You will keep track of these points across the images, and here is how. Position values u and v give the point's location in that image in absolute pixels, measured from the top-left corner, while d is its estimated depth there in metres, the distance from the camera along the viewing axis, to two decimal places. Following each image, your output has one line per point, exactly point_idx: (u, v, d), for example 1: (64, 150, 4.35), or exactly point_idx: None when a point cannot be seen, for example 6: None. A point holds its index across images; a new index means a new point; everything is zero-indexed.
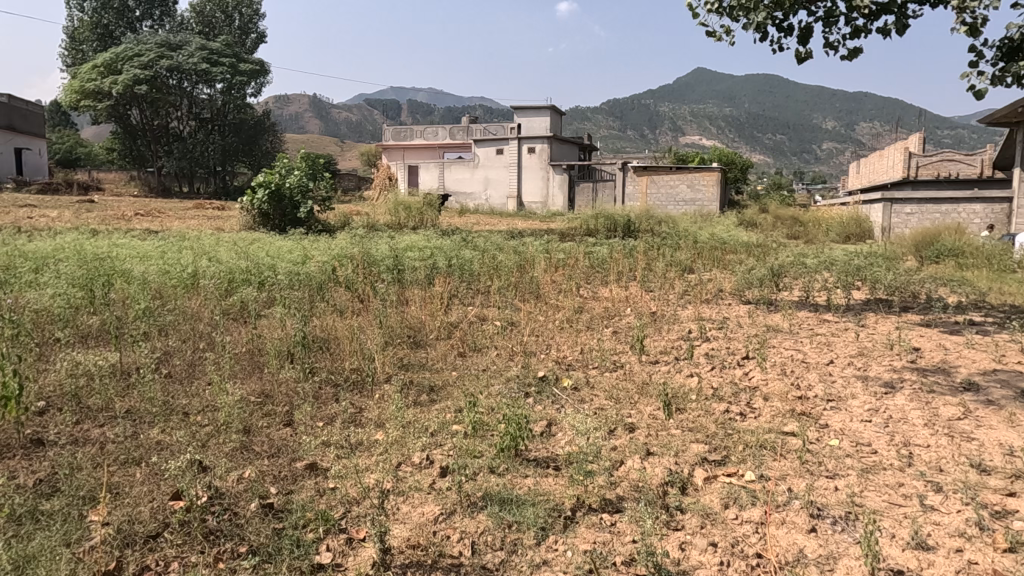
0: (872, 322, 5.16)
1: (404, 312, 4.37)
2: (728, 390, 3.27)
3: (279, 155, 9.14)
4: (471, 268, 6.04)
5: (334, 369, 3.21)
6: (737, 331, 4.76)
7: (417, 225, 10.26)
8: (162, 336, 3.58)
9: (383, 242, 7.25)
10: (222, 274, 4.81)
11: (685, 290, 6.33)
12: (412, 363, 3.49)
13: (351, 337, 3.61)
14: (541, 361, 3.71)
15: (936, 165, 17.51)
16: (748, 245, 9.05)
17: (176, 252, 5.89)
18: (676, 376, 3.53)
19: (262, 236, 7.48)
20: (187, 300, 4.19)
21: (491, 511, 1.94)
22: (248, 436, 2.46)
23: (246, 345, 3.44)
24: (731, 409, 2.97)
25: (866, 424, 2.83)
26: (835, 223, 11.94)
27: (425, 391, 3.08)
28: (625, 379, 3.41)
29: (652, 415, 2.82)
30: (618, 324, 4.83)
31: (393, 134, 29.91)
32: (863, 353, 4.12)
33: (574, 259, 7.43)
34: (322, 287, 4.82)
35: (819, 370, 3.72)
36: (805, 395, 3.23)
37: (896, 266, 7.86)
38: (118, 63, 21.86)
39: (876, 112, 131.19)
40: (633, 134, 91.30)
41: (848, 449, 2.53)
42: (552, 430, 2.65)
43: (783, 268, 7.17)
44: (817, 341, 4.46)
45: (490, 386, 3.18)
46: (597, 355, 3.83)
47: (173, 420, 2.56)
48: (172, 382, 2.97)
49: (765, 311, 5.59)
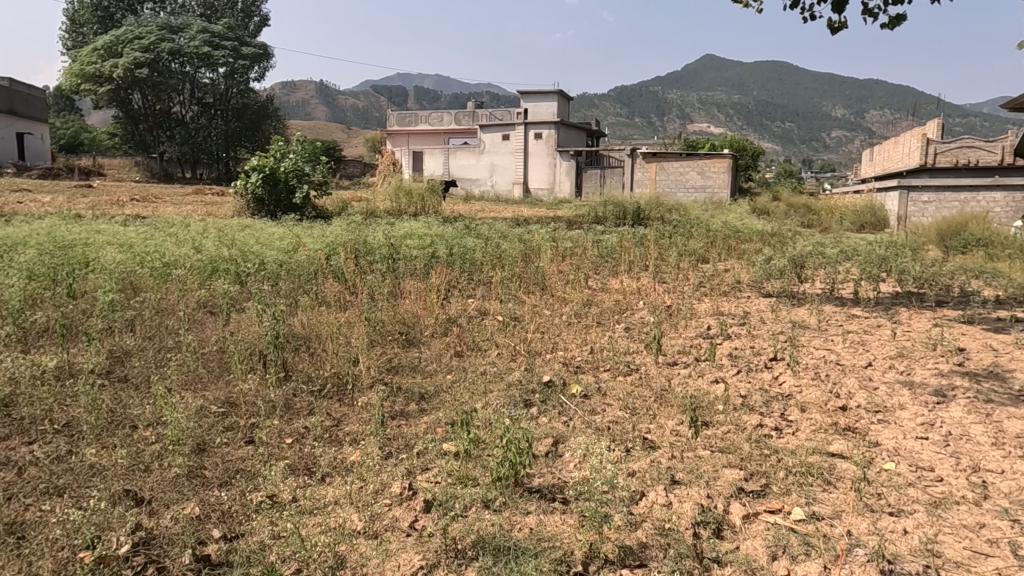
0: (905, 318, 4.75)
1: (396, 306, 4.00)
2: (759, 398, 2.88)
3: (273, 137, 8.74)
4: (473, 257, 5.66)
5: (311, 373, 2.85)
6: (761, 328, 4.36)
7: (418, 212, 9.87)
8: (123, 333, 3.24)
9: (381, 229, 6.87)
10: (201, 263, 4.45)
11: (701, 282, 5.94)
12: (402, 365, 3.12)
13: (336, 338, 3.24)
14: (548, 363, 3.33)
15: (954, 152, 16.63)
16: (762, 233, 8.62)
17: (160, 239, 5.52)
18: (698, 381, 3.14)
19: (255, 222, 7.13)
20: (162, 291, 3.85)
21: (483, 565, 1.57)
22: (201, 458, 2.10)
23: (214, 343, 3.09)
24: (765, 423, 2.58)
25: (924, 443, 2.44)
26: (848, 212, 11.52)
27: (413, 400, 2.71)
28: (639, 385, 3.02)
29: (673, 430, 2.44)
30: (630, 320, 4.44)
31: (397, 120, 29.42)
32: (904, 354, 3.71)
33: (582, 248, 7.05)
34: (310, 279, 4.45)
35: (858, 374, 3.32)
36: (847, 405, 2.85)
37: (920, 257, 7.44)
38: (118, 46, 21.47)
39: (888, 99, 129.28)
40: (639, 122, 90.50)
41: (908, 476, 2.14)
42: (559, 450, 2.27)
43: (803, 258, 6.74)
44: (848, 339, 4.06)
45: (488, 394, 2.81)
46: (608, 356, 3.45)
47: (114, 436, 2.21)
48: (124, 389, 2.62)
49: (788, 304, 5.19)
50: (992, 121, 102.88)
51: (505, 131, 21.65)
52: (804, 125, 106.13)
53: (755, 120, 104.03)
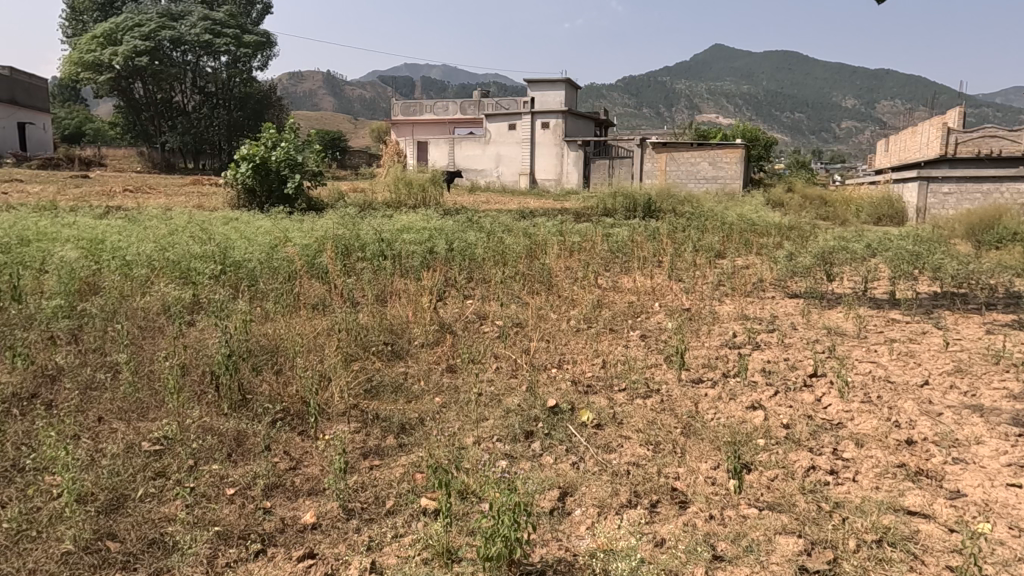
0: (952, 323, 4.26)
1: (383, 312, 3.56)
2: (805, 429, 2.42)
3: (264, 125, 8.24)
4: (473, 253, 5.20)
5: (270, 399, 2.41)
6: (793, 335, 3.88)
7: (418, 203, 9.42)
8: (58, 347, 2.79)
9: (376, 222, 6.41)
10: (169, 261, 4.00)
11: (721, 281, 5.46)
12: (384, 385, 2.69)
13: (306, 354, 2.78)
14: (553, 381, 2.88)
15: (976, 141, 15.95)
16: (780, 226, 8.13)
17: (134, 233, 5.07)
18: (729, 405, 2.67)
19: (241, 215, 6.66)
20: (119, 294, 3.41)
21: None
22: (111, 519, 1.66)
23: (158, 358, 2.64)
24: (818, 465, 2.14)
25: (1020, 494, 1.96)
26: (865, 203, 10.99)
27: (391, 432, 2.28)
28: (662, 411, 2.56)
29: (708, 477, 1.98)
30: (647, 325, 3.98)
31: (402, 109, 28.90)
32: (963, 369, 3.23)
33: (591, 242, 6.55)
34: (291, 280, 4.00)
35: (915, 396, 2.85)
36: (910, 437, 2.38)
37: (954, 252, 6.95)
38: (118, 33, 20.98)
39: (899, 89, 127.51)
40: (647, 112, 89.68)
41: (1014, 548, 1.67)
42: (568, 507, 1.83)
43: (830, 254, 6.23)
44: (894, 350, 3.57)
45: (480, 426, 2.35)
46: (625, 372, 3.00)
47: (7, 489, 1.77)
48: (40, 419, 2.18)
49: (820, 307, 4.70)
50: (1007, 112, 101.35)
51: (511, 121, 21.13)
52: (813, 115, 104.95)
53: (763, 111, 102.91)
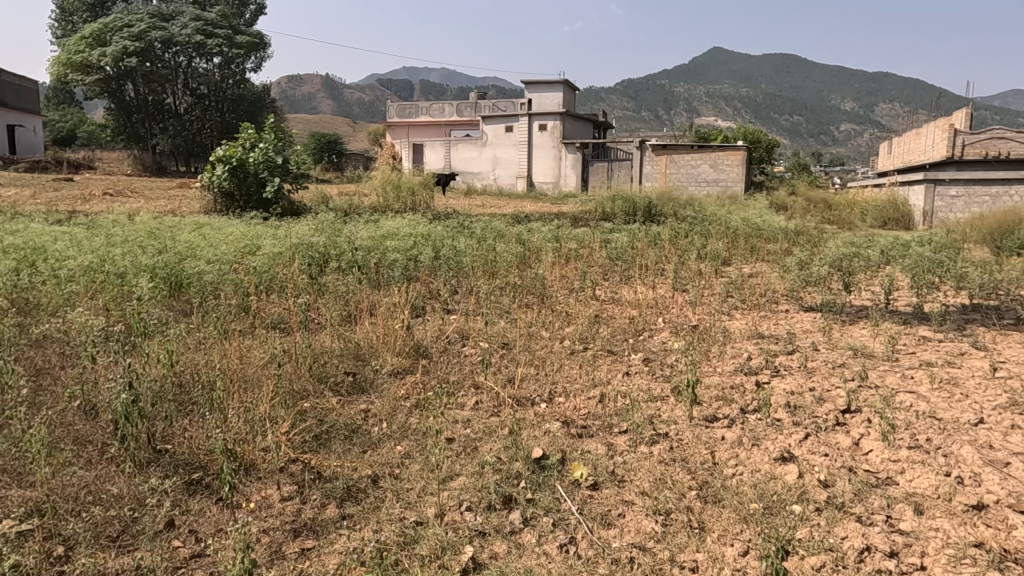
0: (991, 342, 3.79)
1: (348, 333, 3.09)
2: (848, 489, 1.97)
3: (242, 124, 7.78)
4: (459, 261, 4.75)
5: (187, 455, 1.94)
6: (817, 358, 3.42)
7: (407, 207, 8.97)
8: None
9: (358, 228, 5.95)
10: (108, 273, 3.51)
11: (730, 291, 4.99)
12: (335, 431, 2.21)
13: (243, 393, 2.30)
14: (540, 422, 2.41)
15: (983, 143, 15.45)
16: (787, 231, 7.66)
17: (85, 242, 4.57)
18: (753, 455, 2.20)
19: (214, 220, 6.22)
20: (38, 317, 2.92)
21: None
22: None
23: (56, 401, 2.15)
24: (873, 544, 1.68)
25: None
26: (870, 207, 10.50)
27: (335, 499, 1.81)
28: (672, 462, 2.10)
29: (736, 571, 1.55)
30: (652, 346, 3.51)
31: (397, 111, 28.45)
32: (1021, 402, 2.76)
33: (588, 249, 6.09)
34: (248, 297, 3.52)
35: (972, 439, 2.38)
36: (981, 500, 1.92)
37: (973, 259, 6.50)
38: (107, 33, 20.42)
39: (898, 91, 127.16)
40: (646, 115, 89.22)
41: None
42: None
43: (845, 261, 5.75)
44: (934, 376, 3.11)
45: (449, 487, 1.89)
46: (626, 409, 2.53)
47: None
48: None
49: (841, 322, 4.23)
50: (1006, 113, 100.97)
51: (508, 123, 20.71)
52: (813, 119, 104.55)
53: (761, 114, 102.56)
